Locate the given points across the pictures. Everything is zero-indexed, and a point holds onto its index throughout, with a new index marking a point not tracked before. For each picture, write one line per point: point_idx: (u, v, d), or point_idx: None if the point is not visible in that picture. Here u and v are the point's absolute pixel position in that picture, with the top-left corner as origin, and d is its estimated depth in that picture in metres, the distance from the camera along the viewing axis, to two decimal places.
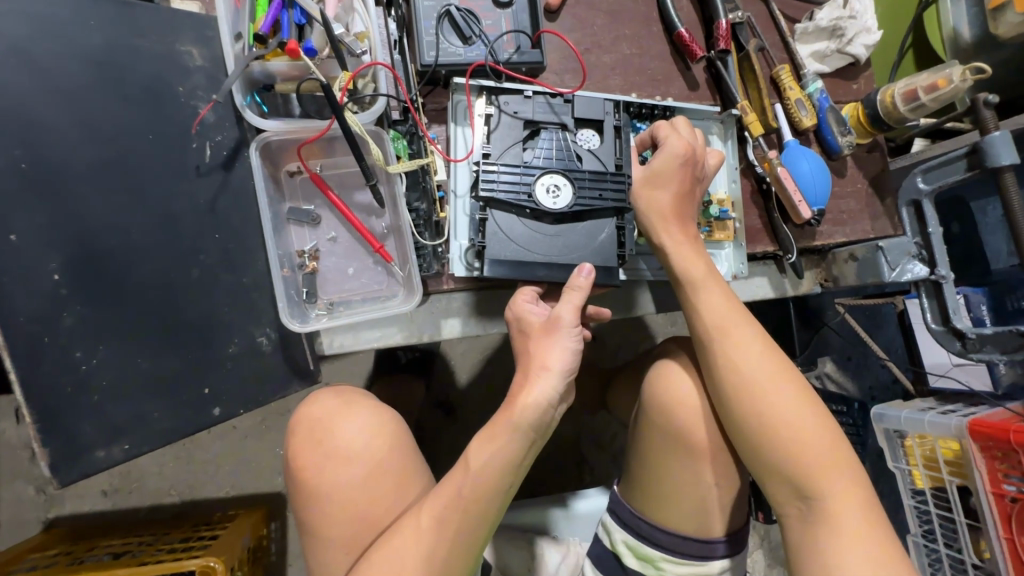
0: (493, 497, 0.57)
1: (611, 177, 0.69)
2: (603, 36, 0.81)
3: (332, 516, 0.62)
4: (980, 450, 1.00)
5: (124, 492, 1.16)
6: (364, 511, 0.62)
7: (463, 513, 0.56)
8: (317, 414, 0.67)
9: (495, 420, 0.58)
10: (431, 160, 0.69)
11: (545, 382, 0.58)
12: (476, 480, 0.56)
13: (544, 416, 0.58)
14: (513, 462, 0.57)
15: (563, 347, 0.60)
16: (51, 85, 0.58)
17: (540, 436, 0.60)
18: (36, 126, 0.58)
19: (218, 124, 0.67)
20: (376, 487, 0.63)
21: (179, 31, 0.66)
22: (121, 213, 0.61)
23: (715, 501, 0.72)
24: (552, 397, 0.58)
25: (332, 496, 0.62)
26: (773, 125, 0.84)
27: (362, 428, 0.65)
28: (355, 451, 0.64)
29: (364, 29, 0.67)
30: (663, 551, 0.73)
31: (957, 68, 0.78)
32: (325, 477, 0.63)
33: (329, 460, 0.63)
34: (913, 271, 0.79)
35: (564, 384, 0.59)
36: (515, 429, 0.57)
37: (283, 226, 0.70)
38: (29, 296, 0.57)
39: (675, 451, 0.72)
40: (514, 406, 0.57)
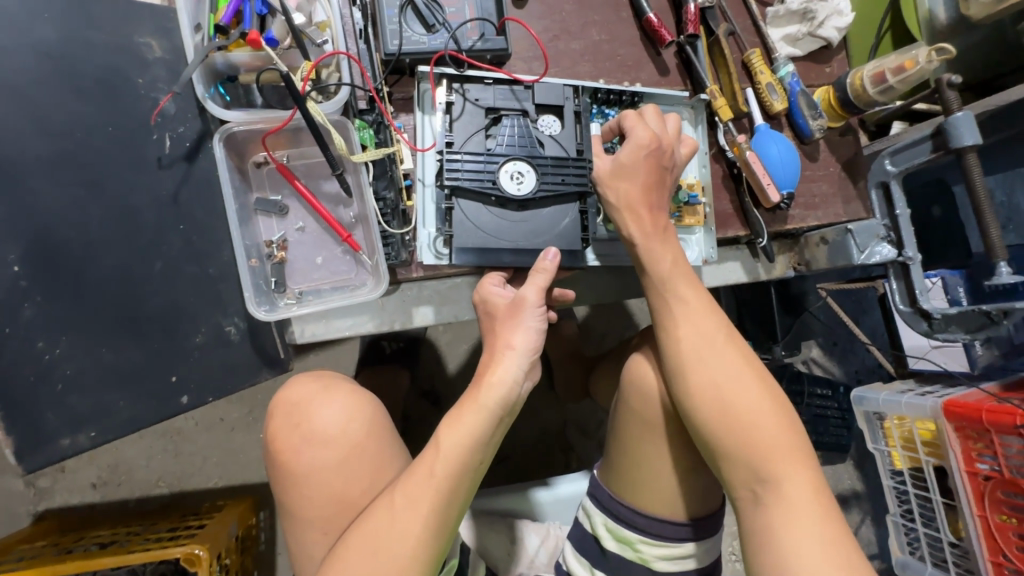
0: (463, 478, 0.58)
1: (573, 162, 0.70)
2: (571, 23, 0.81)
3: (309, 499, 0.63)
4: (955, 430, 1.02)
5: (112, 485, 1.18)
6: (341, 493, 0.63)
7: (435, 492, 0.57)
8: (295, 397, 0.68)
9: (463, 401, 0.60)
10: (397, 149, 0.68)
11: (510, 363, 0.59)
12: (446, 463, 0.57)
13: (511, 394, 0.59)
14: (481, 443, 0.58)
15: (527, 328, 0.61)
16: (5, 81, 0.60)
17: (506, 417, 0.61)
18: None
19: (178, 115, 0.67)
20: (353, 469, 0.64)
21: (138, 22, 0.66)
22: (78, 205, 0.62)
23: (686, 484, 0.73)
24: (516, 375, 0.59)
25: (309, 480, 0.63)
26: (743, 109, 0.84)
27: (340, 410, 0.66)
28: (333, 434, 0.65)
29: (325, 18, 0.67)
30: (641, 533, 0.74)
31: (923, 50, 0.78)
32: (304, 458, 0.64)
33: (305, 444, 0.65)
34: (882, 253, 0.80)
35: (528, 362, 0.60)
36: (481, 409, 0.58)
37: (250, 217, 0.69)
38: None
39: (653, 433, 0.74)
40: (482, 387, 0.59)
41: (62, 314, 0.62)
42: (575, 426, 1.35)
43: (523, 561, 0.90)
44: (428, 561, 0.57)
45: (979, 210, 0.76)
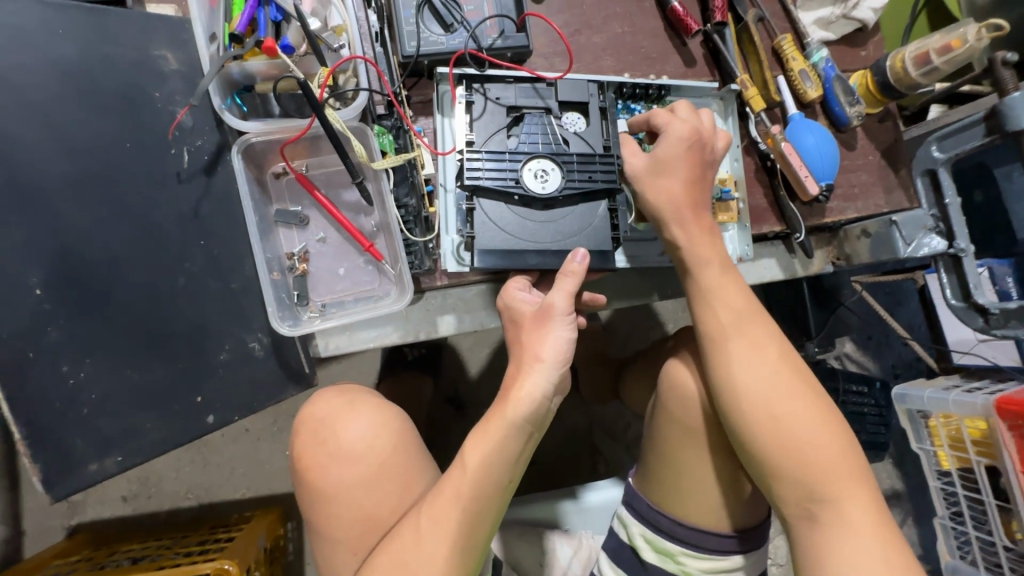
0: (492, 497, 0.56)
1: (599, 159, 0.67)
2: (592, 15, 0.78)
3: (336, 515, 0.61)
4: (1009, 429, 0.96)
5: (142, 498, 1.19)
6: (368, 510, 0.61)
7: (462, 512, 0.54)
8: (321, 411, 0.66)
9: (488, 416, 0.57)
10: (418, 153, 0.66)
11: (539, 375, 0.56)
12: (474, 481, 0.55)
13: (538, 408, 0.56)
14: (509, 461, 0.56)
15: (557, 338, 0.58)
16: (24, 98, 0.59)
17: (537, 430, 0.58)
18: (14, 141, 0.58)
19: (197, 128, 0.66)
20: (381, 486, 0.62)
21: (153, 35, 0.65)
22: (99, 225, 0.61)
23: (730, 494, 0.70)
24: (546, 390, 0.56)
25: (336, 496, 0.62)
26: (776, 98, 0.80)
27: (366, 425, 0.64)
28: (358, 450, 0.63)
29: (342, 22, 0.65)
30: (683, 546, 0.71)
31: (971, 27, 0.74)
32: (332, 477, 0.62)
33: (332, 460, 0.63)
34: (930, 245, 0.76)
35: (559, 375, 0.57)
36: (509, 425, 0.55)
37: (270, 230, 0.67)
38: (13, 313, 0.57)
39: (697, 443, 0.70)
40: (509, 402, 0.56)
41: (85, 334, 0.60)
42: (601, 429, 1.32)
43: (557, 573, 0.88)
44: None
45: None
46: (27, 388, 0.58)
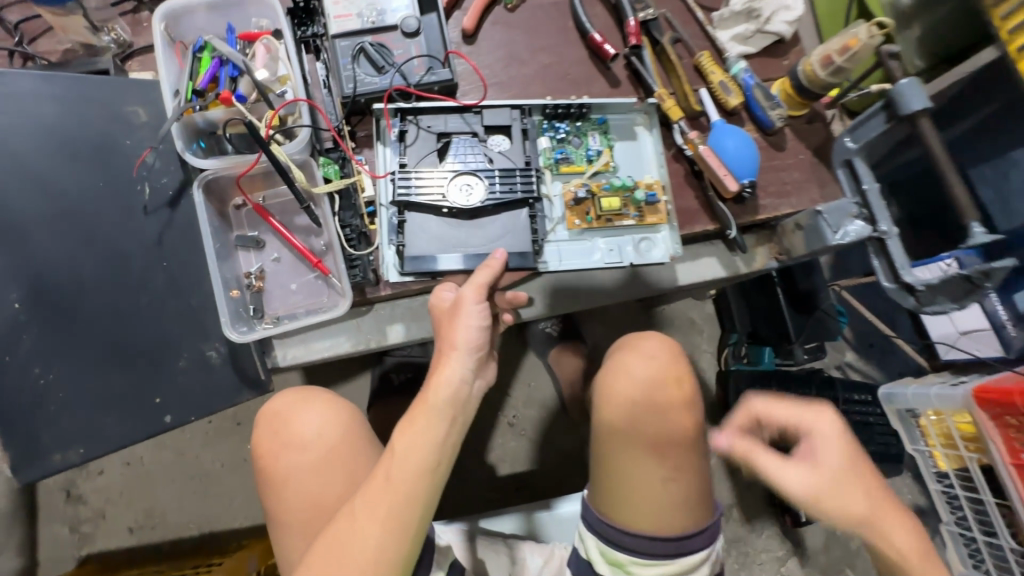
0: (421, 481, 0.59)
1: (521, 172, 0.75)
2: (521, 51, 0.87)
3: (288, 505, 0.66)
4: (991, 419, 0.93)
5: (147, 528, 1.25)
6: (317, 497, 0.65)
7: (392, 496, 0.58)
8: (277, 407, 0.72)
9: (413, 406, 0.61)
10: (358, 178, 0.74)
11: (456, 362, 0.61)
12: (400, 464, 0.59)
13: (460, 392, 0.61)
14: (435, 443, 0.59)
15: (470, 327, 0.62)
16: (19, 151, 0.69)
17: (462, 414, 0.62)
18: (15, 188, 0.68)
19: (164, 167, 0.72)
20: (328, 475, 0.66)
21: (127, 93, 0.73)
22: (78, 255, 0.69)
23: (675, 495, 0.70)
24: (463, 374, 0.61)
25: (287, 486, 0.66)
26: (697, 109, 0.87)
27: (317, 418, 0.70)
28: (309, 440, 0.68)
29: (287, 73, 0.75)
30: (630, 554, 0.71)
31: (863, 26, 0.78)
32: (283, 463, 0.67)
33: (284, 449, 0.68)
34: (855, 230, 0.76)
35: (475, 360, 0.62)
36: (431, 411, 0.60)
37: (230, 253, 0.74)
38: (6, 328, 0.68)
39: (628, 441, 0.72)
40: (430, 388, 0.61)
41: (62, 350, 0.68)
42: None
43: None
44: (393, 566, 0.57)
45: (943, 179, 0.69)
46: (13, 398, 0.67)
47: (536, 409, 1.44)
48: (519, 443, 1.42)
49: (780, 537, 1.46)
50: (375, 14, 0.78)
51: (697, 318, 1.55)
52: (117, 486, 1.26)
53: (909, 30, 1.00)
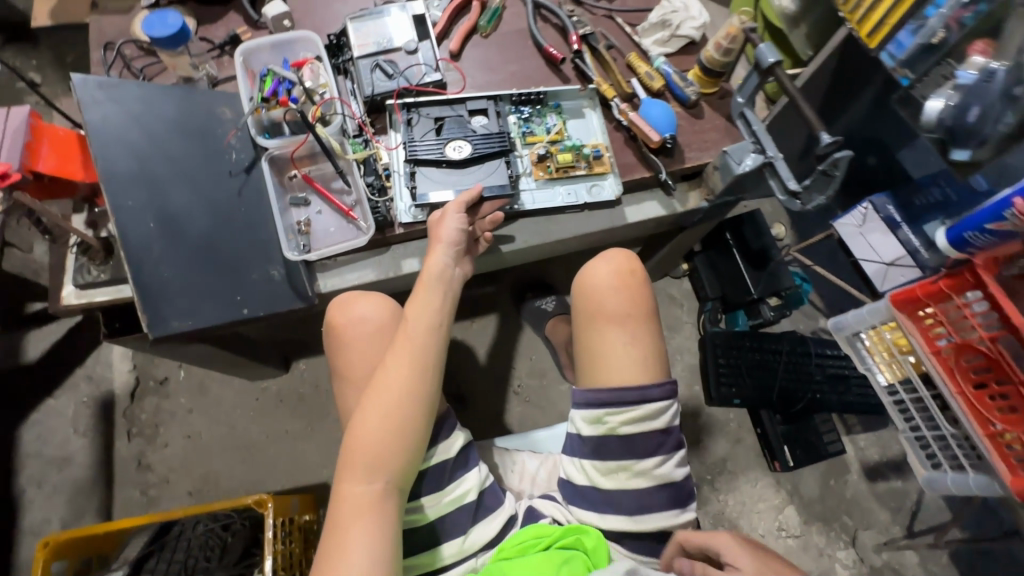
0: (432, 336, 0.81)
1: (496, 136, 1.03)
2: (494, 63, 1.18)
3: (348, 367, 0.87)
4: (912, 318, 1.09)
5: (204, 492, 1.44)
6: (367, 361, 0.86)
7: (412, 347, 0.80)
8: (342, 297, 0.91)
9: (416, 287, 0.85)
10: (376, 151, 1.02)
11: (440, 251, 0.88)
12: (415, 325, 0.81)
13: (445, 273, 0.86)
14: (435, 305, 0.83)
15: (450, 228, 0.89)
16: (145, 122, 0.90)
17: (450, 289, 0.87)
18: (144, 148, 0.89)
19: (239, 146, 0.97)
20: (372, 345, 0.87)
21: (223, 99, 0.98)
22: (190, 199, 0.91)
23: (635, 356, 0.89)
24: (446, 260, 0.87)
25: (346, 353, 0.87)
26: (629, 92, 1.15)
27: (369, 304, 0.89)
28: (365, 318, 0.88)
29: (325, 82, 1.04)
30: (605, 407, 0.87)
31: (738, 16, 1.05)
32: (341, 339, 0.88)
33: (347, 322, 0.88)
34: (753, 159, 1.00)
35: (453, 251, 0.89)
36: (427, 285, 0.84)
37: (285, 210, 1.01)
38: (138, 241, 0.85)
39: (594, 321, 0.93)
40: (424, 272, 0.86)
41: (175, 260, 0.87)
42: None
43: (526, 480, 1.06)
44: (422, 393, 0.78)
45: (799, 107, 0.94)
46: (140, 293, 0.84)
47: (537, 378, 1.62)
48: (524, 408, 1.59)
49: (775, 487, 1.57)
50: (386, 42, 1.09)
51: (677, 294, 1.75)
52: (179, 455, 1.47)
53: (797, 29, 1.29)
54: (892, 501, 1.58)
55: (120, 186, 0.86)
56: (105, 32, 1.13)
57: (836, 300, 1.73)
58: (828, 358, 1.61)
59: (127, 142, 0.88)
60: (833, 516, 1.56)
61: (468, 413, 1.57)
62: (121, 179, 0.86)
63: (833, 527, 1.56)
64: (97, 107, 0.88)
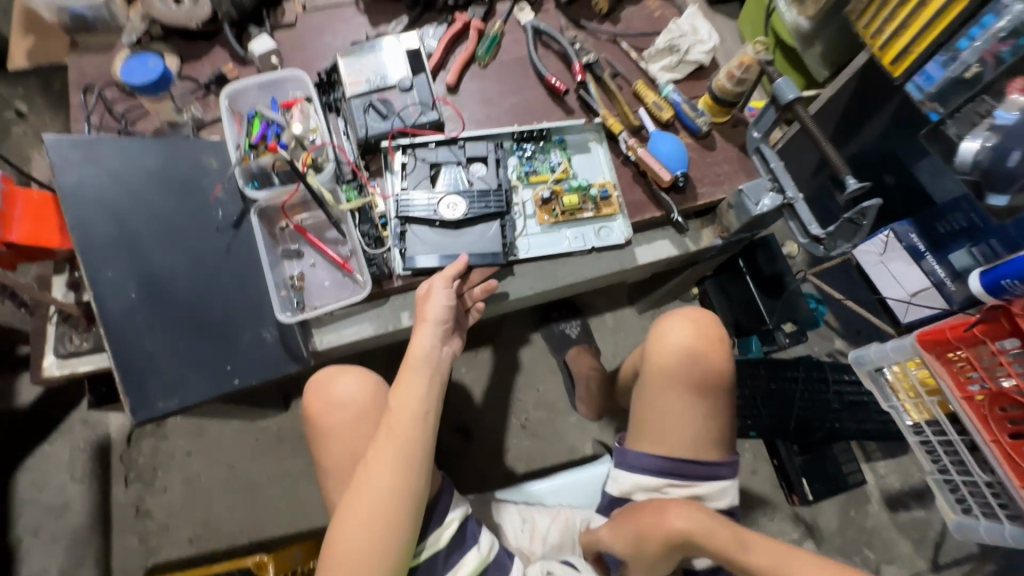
0: (417, 426, 0.78)
1: (494, 192, 0.97)
2: (495, 95, 1.12)
3: (331, 452, 0.90)
4: (939, 359, 1.04)
5: (205, 537, 1.40)
6: (352, 445, 0.89)
7: (398, 442, 0.76)
8: (320, 376, 0.95)
9: (399, 372, 0.81)
10: (372, 198, 0.97)
11: (425, 332, 0.83)
12: (400, 416, 0.78)
13: (432, 355, 0.82)
14: (421, 393, 0.79)
15: (438, 304, 0.85)
16: (121, 181, 0.84)
17: (437, 371, 0.82)
18: (121, 210, 0.83)
19: (227, 199, 0.91)
20: (356, 428, 0.89)
21: (203, 149, 0.92)
22: (173, 260, 0.85)
23: (703, 428, 0.90)
24: (432, 340, 0.82)
25: (329, 437, 0.90)
26: (637, 123, 1.08)
27: (350, 384, 0.93)
28: (344, 401, 0.91)
29: (314, 125, 0.99)
30: (667, 478, 0.89)
31: (751, 45, 0.99)
32: (326, 422, 0.90)
33: (327, 407, 0.91)
34: (771, 200, 0.95)
35: (440, 330, 0.84)
36: (413, 371, 0.81)
37: (277, 262, 0.96)
38: (119, 314, 0.80)
39: (666, 385, 0.91)
40: (408, 355, 0.82)
41: (161, 329, 0.81)
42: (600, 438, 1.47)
43: (536, 539, 1.01)
44: (406, 491, 0.75)
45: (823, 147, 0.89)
46: (121, 368, 0.78)
47: (544, 410, 1.57)
48: (532, 442, 1.54)
49: (792, 520, 1.53)
50: (379, 78, 1.03)
51: None
52: (178, 500, 1.43)
53: (812, 48, 1.22)
54: (914, 532, 1.53)
55: (99, 253, 0.81)
56: (85, 72, 1.08)
57: (853, 321, 1.67)
58: (846, 384, 1.53)
59: (101, 206, 0.82)
60: (853, 548, 1.51)
61: (473, 448, 1.53)
62: (97, 247, 0.81)
63: (852, 561, 1.51)
64: (71, 168, 0.82)
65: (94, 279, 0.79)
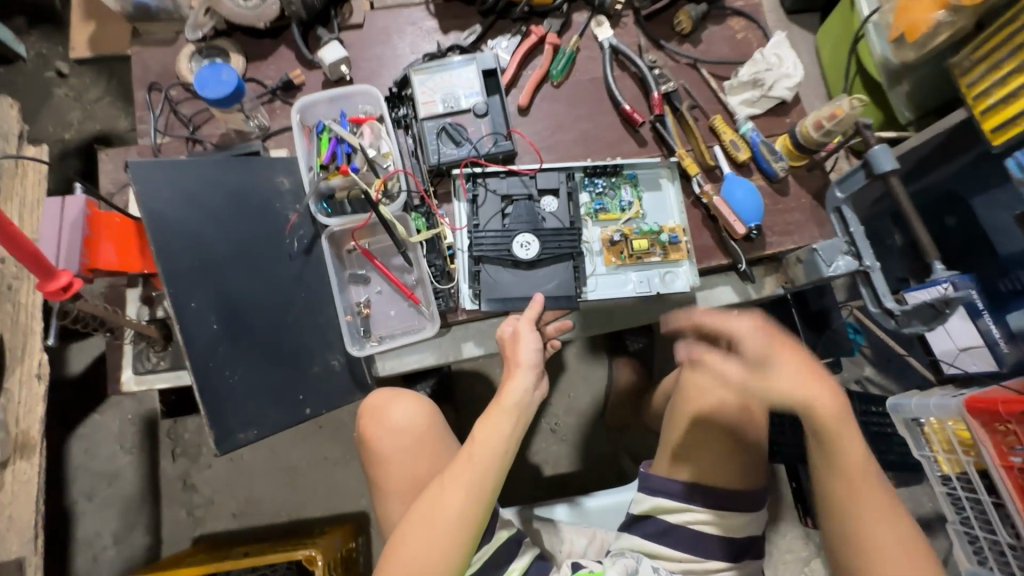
0: (494, 463, 0.78)
1: (568, 232, 0.96)
2: (566, 119, 1.08)
3: (386, 476, 0.88)
4: (982, 425, 1.06)
5: (247, 513, 1.48)
6: (412, 472, 0.87)
7: (472, 473, 0.77)
8: (375, 400, 0.92)
9: (489, 407, 0.81)
10: (441, 230, 0.96)
11: (523, 374, 0.82)
12: (478, 450, 0.78)
13: (525, 400, 0.81)
14: (506, 434, 0.79)
15: (529, 346, 0.83)
16: (203, 206, 0.83)
17: (526, 414, 0.82)
18: (201, 237, 0.83)
19: (300, 223, 0.91)
20: (417, 455, 0.88)
21: (276, 168, 0.91)
22: (251, 290, 0.85)
23: (734, 463, 0.90)
24: (528, 384, 0.81)
25: (387, 462, 0.88)
26: (711, 163, 1.05)
27: (406, 412, 0.90)
28: (404, 427, 0.89)
29: (387, 152, 0.96)
30: (680, 502, 0.91)
31: (847, 99, 0.96)
32: (382, 449, 0.88)
33: (385, 433, 0.89)
34: (846, 264, 0.93)
35: (534, 373, 0.83)
36: (502, 411, 0.80)
37: (345, 286, 0.96)
38: (200, 344, 0.80)
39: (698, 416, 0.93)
40: (503, 394, 0.81)
41: (241, 360, 0.83)
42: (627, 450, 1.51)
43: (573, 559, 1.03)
44: (473, 525, 0.76)
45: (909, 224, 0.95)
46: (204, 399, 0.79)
47: (574, 417, 1.60)
48: (560, 447, 1.59)
49: None
50: (453, 99, 1.00)
51: None
52: (222, 477, 1.50)
53: (898, 87, 1.13)
54: None
55: (181, 282, 0.80)
56: (149, 67, 1.04)
57: (886, 352, 1.67)
58: (872, 415, 1.56)
59: (183, 232, 0.81)
60: None
61: None
62: (178, 275, 0.80)
63: None
64: (151, 189, 0.80)
65: (178, 309, 0.79)
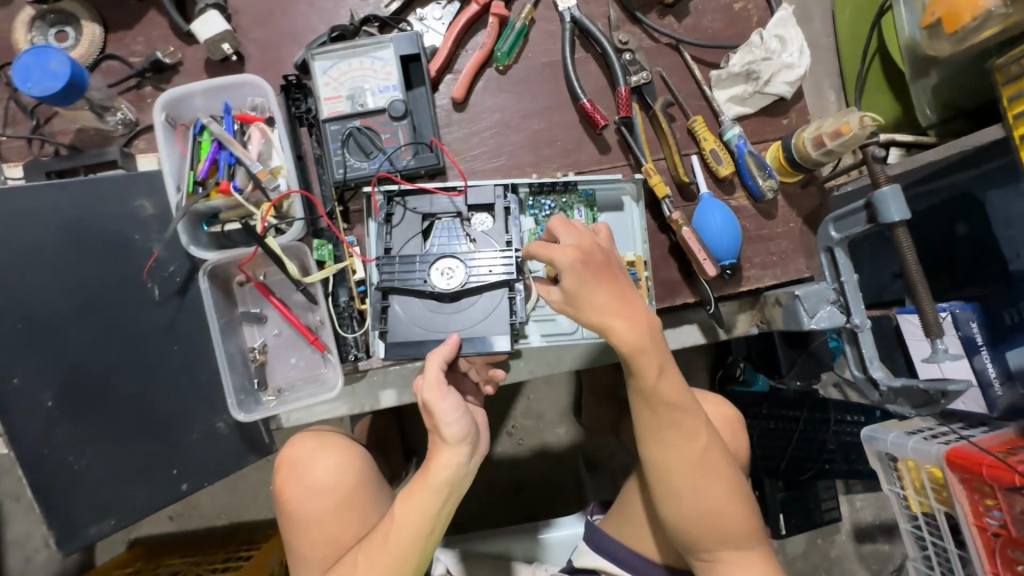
0: (422, 545, 0.68)
1: (502, 254, 0.77)
2: (513, 116, 0.87)
3: (305, 543, 0.76)
4: (960, 480, 0.88)
5: (184, 516, 1.42)
6: (333, 537, 0.75)
7: (395, 558, 0.67)
8: (295, 453, 0.80)
9: (415, 480, 0.68)
10: (350, 263, 0.80)
11: (456, 445, 0.67)
12: (403, 532, 0.67)
13: (460, 472, 0.67)
14: (433, 513, 0.67)
15: (448, 409, 0.66)
16: (35, 258, 0.72)
17: (458, 488, 0.69)
18: (30, 295, 0.72)
19: (170, 257, 0.78)
20: (343, 516, 0.76)
21: (133, 190, 0.76)
22: (98, 350, 0.75)
23: None
24: (461, 456, 0.67)
25: (304, 525, 0.76)
26: (686, 179, 0.87)
27: (332, 466, 0.79)
28: (328, 485, 0.78)
29: (279, 164, 0.79)
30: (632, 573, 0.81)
31: (858, 114, 0.78)
32: (299, 511, 0.77)
33: (306, 492, 0.77)
34: (831, 317, 0.78)
35: (468, 443, 0.67)
36: (429, 488, 0.67)
37: (236, 329, 0.82)
38: (35, 422, 0.72)
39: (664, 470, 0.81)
40: (432, 469, 0.67)
41: (91, 431, 0.74)
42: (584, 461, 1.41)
43: None
44: None
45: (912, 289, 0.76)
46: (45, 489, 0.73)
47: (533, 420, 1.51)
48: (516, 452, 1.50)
49: None
50: (365, 95, 0.79)
51: None
52: None
53: (925, 79, 0.94)
54: (873, 561, 1.59)
55: (6, 359, 0.71)
56: None
57: None
58: (846, 425, 1.46)
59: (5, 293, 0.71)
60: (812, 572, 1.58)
61: None
62: (7, 345, 0.71)
63: None
64: None
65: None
